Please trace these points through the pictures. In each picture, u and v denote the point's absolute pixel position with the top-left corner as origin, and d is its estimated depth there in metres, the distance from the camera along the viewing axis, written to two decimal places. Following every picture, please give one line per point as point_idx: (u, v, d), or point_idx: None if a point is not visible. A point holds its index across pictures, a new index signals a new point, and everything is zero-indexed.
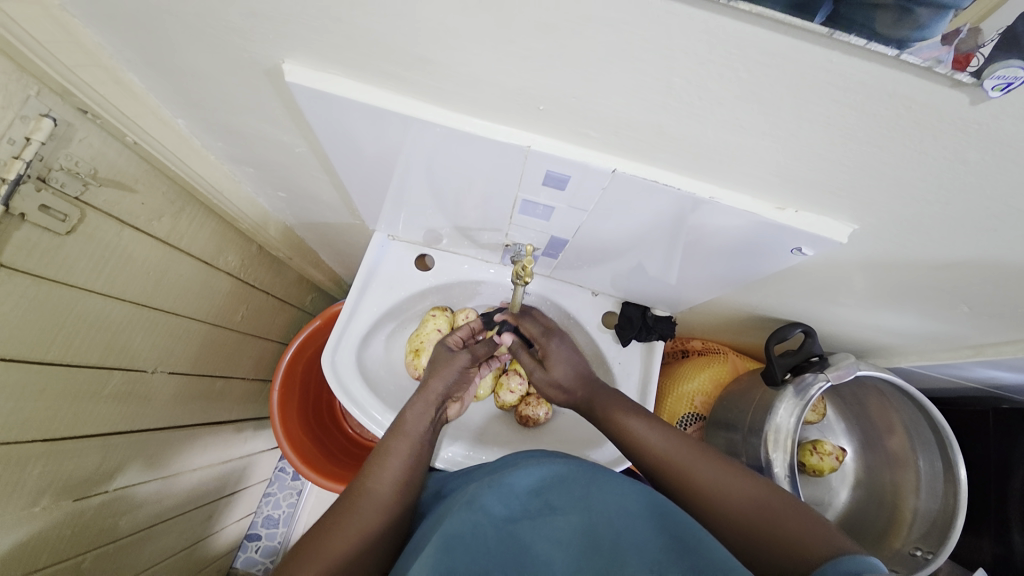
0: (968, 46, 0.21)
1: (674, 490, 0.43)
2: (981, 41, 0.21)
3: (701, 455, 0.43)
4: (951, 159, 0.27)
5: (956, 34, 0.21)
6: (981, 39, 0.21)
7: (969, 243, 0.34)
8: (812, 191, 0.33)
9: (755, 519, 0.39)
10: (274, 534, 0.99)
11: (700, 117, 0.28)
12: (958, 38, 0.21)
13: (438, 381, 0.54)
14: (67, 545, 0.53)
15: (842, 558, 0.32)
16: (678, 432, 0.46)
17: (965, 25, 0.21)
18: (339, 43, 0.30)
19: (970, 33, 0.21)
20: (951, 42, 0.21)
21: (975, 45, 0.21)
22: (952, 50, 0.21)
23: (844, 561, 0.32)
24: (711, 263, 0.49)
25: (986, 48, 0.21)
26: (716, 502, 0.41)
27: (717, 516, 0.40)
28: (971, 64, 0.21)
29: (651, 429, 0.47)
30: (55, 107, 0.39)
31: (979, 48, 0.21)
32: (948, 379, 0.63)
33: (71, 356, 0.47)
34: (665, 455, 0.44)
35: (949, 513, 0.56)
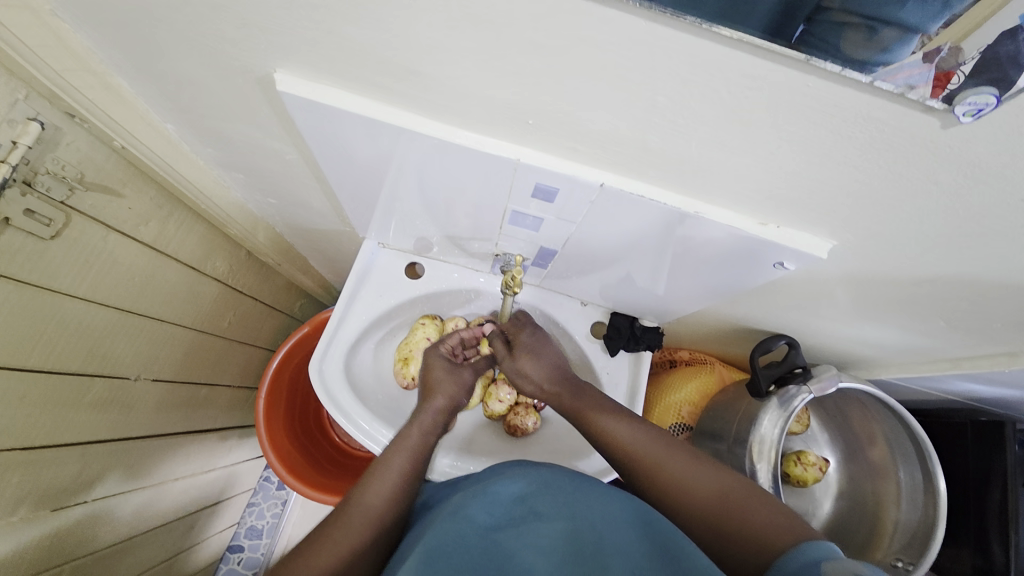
0: (948, 64, 0.21)
1: (642, 483, 0.43)
2: (961, 59, 0.21)
3: (671, 450, 0.44)
4: (926, 180, 0.27)
5: (936, 53, 0.21)
6: (961, 57, 0.21)
7: (943, 260, 0.35)
8: (793, 209, 0.34)
9: (720, 512, 0.38)
10: (257, 545, 0.97)
11: (684, 135, 0.29)
12: (937, 57, 0.21)
13: (442, 393, 0.56)
14: (44, 557, 0.52)
15: (805, 544, 0.33)
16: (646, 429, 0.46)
17: (945, 44, 0.21)
18: (331, 54, 0.31)
19: (950, 53, 0.21)
20: (932, 60, 0.21)
21: (956, 63, 0.21)
22: (932, 67, 0.21)
23: (806, 549, 0.32)
24: (698, 275, 0.49)
25: (966, 66, 0.21)
26: (685, 495, 0.40)
27: (682, 508, 0.40)
28: (951, 81, 0.21)
29: (621, 424, 0.47)
30: (43, 112, 0.39)
31: (959, 65, 0.21)
32: (928, 391, 0.64)
33: (53, 362, 0.47)
34: (633, 449, 0.45)
35: (929, 524, 0.57)
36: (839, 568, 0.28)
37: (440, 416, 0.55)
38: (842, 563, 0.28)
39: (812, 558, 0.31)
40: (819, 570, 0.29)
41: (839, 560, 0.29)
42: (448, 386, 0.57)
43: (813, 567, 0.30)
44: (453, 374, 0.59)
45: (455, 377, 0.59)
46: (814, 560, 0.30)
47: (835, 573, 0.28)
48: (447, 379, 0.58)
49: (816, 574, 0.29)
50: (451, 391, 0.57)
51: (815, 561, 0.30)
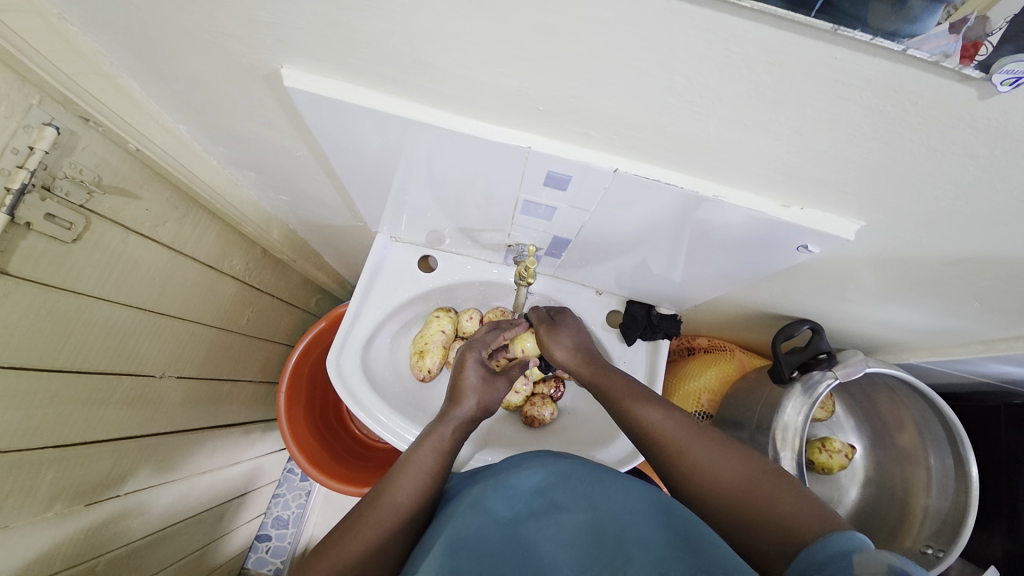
0: (976, 34, 0.20)
1: (670, 470, 0.43)
2: (989, 29, 0.20)
3: (697, 436, 0.43)
4: (960, 154, 0.26)
5: (962, 23, 0.20)
6: (989, 27, 0.20)
7: (977, 239, 0.33)
8: (816, 189, 0.33)
9: (746, 500, 0.37)
10: (284, 535, 0.99)
11: (701, 115, 0.28)
12: (964, 27, 0.20)
13: (476, 396, 0.56)
14: (79, 550, 0.53)
15: (831, 537, 0.31)
16: (676, 414, 0.46)
17: (971, 13, 0.20)
18: (337, 47, 0.30)
19: (978, 21, 0.20)
20: (958, 30, 0.20)
21: (983, 32, 0.20)
22: (959, 38, 0.20)
23: (835, 539, 0.30)
24: (716, 261, 0.48)
25: (994, 37, 0.20)
26: (713, 488, 0.40)
27: (711, 497, 0.40)
28: (980, 52, 0.20)
29: (649, 411, 0.47)
30: (58, 116, 0.39)
31: (987, 35, 0.20)
32: (959, 374, 0.62)
33: (80, 362, 0.48)
34: (662, 437, 0.44)
35: (960, 510, 0.55)
36: (869, 562, 0.27)
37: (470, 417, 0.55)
38: (873, 555, 0.27)
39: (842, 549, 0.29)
40: (848, 562, 0.28)
41: (866, 553, 0.28)
42: (482, 389, 0.57)
43: (842, 559, 0.28)
44: (488, 378, 0.58)
45: (490, 382, 0.58)
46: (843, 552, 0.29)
47: (866, 567, 0.26)
48: (481, 384, 0.57)
49: (845, 567, 0.27)
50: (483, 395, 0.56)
51: (845, 553, 0.29)
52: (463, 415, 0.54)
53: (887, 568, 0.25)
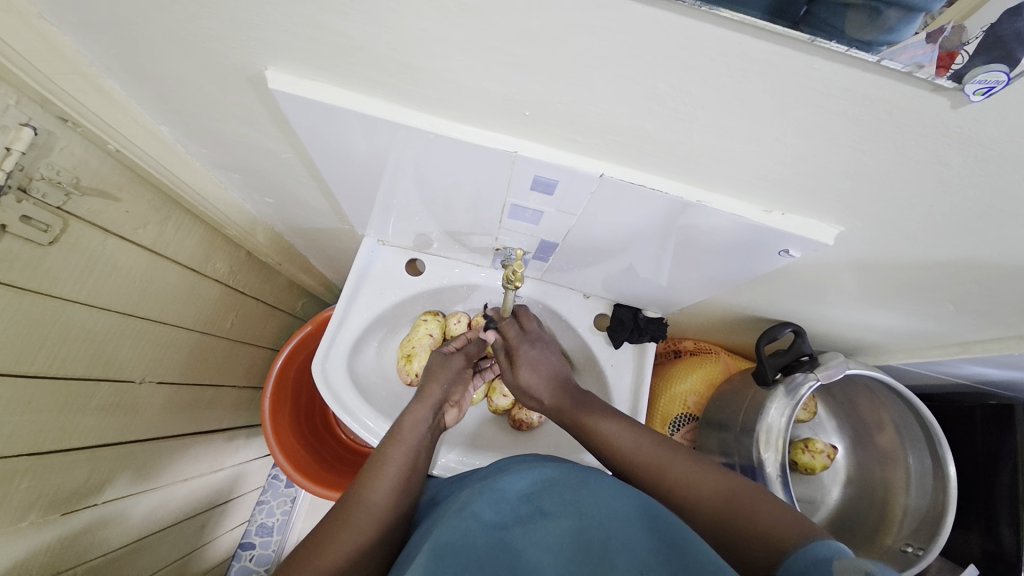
0: (952, 44, 0.21)
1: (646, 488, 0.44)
2: (965, 38, 0.21)
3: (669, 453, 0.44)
4: (936, 161, 0.27)
5: (939, 33, 0.21)
6: (964, 36, 0.21)
7: (952, 244, 0.34)
8: (797, 195, 0.33)
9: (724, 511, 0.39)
10: (268, 542, 0.98)
11: (685, 122, 0.28)
12: (941, 37, 0.21)
13: (436, 384, 0.56)
14: (53, 562, 0.52)
15: (810, 543, 0.32)
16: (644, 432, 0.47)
17: (948, 23, 0.21)
18: (324, 50, 0.30)
19: (953, 31, 0.21)
20: (935, 40, 0.21)
21: (959, 42, 0.21)
22: (936, 48, 0.21)
23: (814, 547, 0.31)
24: (701, 265, 0.49)
25: (970, 46, 0.20)
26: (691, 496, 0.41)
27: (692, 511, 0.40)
28: (956, 61, 0.21)
29: (618, 427, 0.48)
30: (35, 116, 0.38)
31: (963, 45, 0.21)
32: (936, 375, 0.63)
33: (57, 368, 0.47)
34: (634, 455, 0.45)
35: (938, 510, 0.57)
36: (848, 567, 0.27)
37: (434, 407, 0.55)
38: (852, 561, 0.27)
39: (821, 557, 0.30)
40: (828, 568, 0.28)
41: (844, 560, 0.28)
42: (438, 372, 0.57)
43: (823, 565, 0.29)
44: (445, 362, 0.58)
45: (446, 365, 0.58)
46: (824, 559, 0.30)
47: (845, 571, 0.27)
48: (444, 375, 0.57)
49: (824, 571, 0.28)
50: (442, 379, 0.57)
51: (823, 559, 0.30)
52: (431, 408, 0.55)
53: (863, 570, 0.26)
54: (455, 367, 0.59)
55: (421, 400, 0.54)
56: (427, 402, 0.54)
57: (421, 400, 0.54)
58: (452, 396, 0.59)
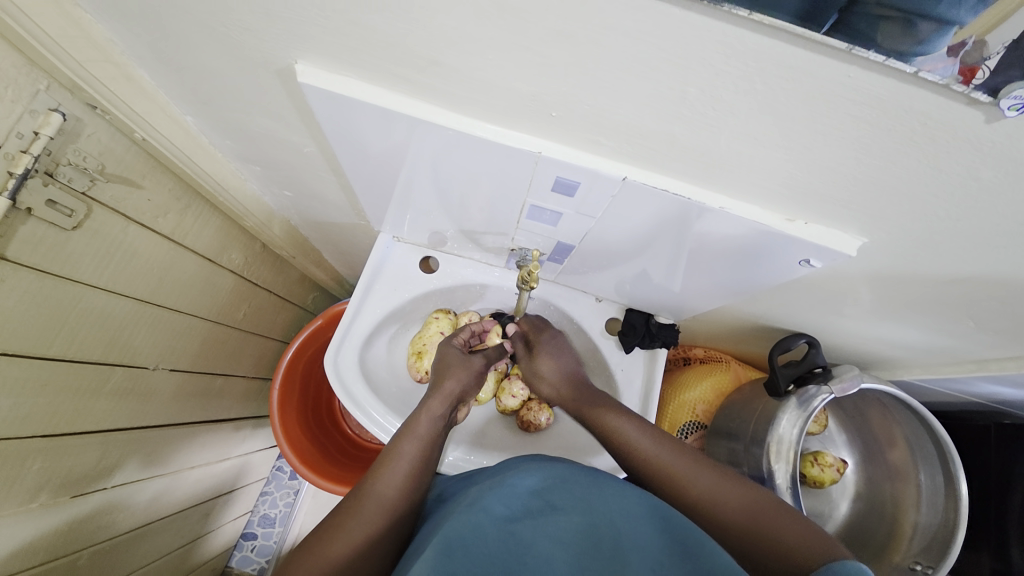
0: (973, 59, 0.21)
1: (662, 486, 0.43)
2: (986, 54, 0.21)
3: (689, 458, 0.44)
4: (966, 175, 0.26)
5: (960, 47, 0.21)
6: (986, 51, 0.21)
7: (975, 259, 0.34)
8: (820, 204, 0.33)
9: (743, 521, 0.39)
10: (270, 533, 0.99)
11: (713, 128, 0.28)
12: (962, 51, 0.21)
13: (453, 380, 0.56)
14: (61, 543, 0.52)
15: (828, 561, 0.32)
16: (667, 437, 0.46)
17: (971, 37, 0.21)
18: (354, 45, 0.30)
19: (975, 46, 0.21)
20: (956, 54, 0.21)
21: (980, 58, 0.21)
22: (956, 62, 0.21)
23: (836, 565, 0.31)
24: (717, 273, 0.49)
25: (991, 61, 0.21)
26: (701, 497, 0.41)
27: (710, 517, 0.40)
28: (975, 77, 0.21)
29: (639, 427, 0.47)
30: (64, 103, 0.39)
31: (984, 60, 0.21)
32: (950, 392, 0.63)
33: (74, 351, 0.47)
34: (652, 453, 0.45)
35: (949, 529, 0.56)
36: None
37: (449, 404, 0.55)
38: None
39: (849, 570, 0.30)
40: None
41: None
42: (457, 371, 0.57)
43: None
44: (465, 361, 0.59)
45: (466, 365, 0.58)
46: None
47: None
48: (462, 369, 0.58)
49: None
50: (462, 378, 0.57)
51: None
52: (446, 399, 0.55)
53: None
54: (474, 368, 0.59)
55: (437, 396, 0.54)
56: (444, 399, 0.54)
57: (437, 396, 0.54)
58: (469, 395, 0.59)
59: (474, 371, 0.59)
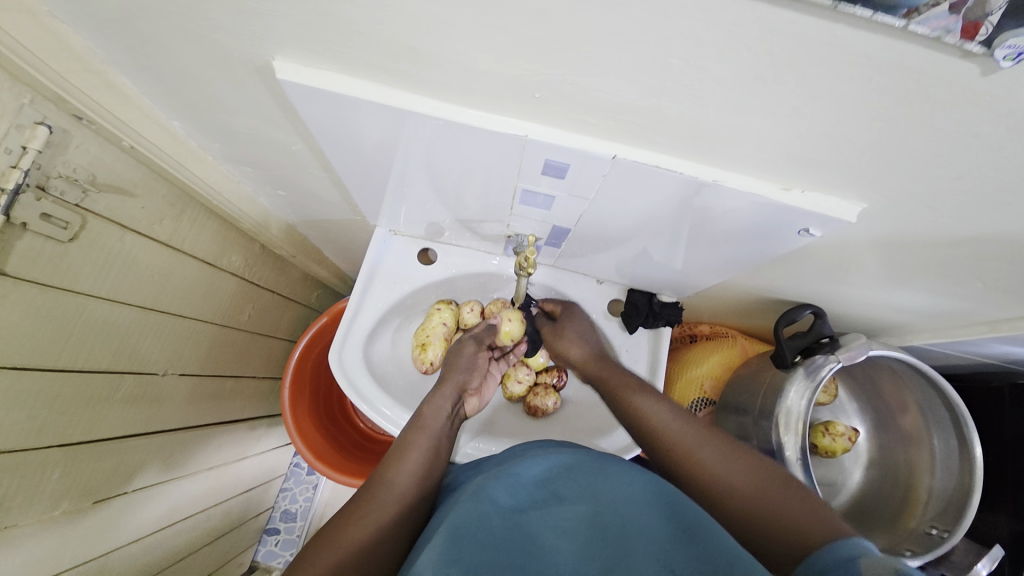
0: (975, 15, 0.20)
1: (675, 469, 0.43)
2: (988, 8, 0.20)
3: (707, 438, 0.44)
4: (965, 133, 0.26)
5: (963, 3, 0.19)
6: (988, 6, 0.20)
7: (983, 218, 0.33)
8: (817, 171, 0.32)
9: (757, 506, 0.38)
10: (293, 528, 1.01)
11: (700, 99, 0.27)
12: (964, 7, 0.19)
13: (455, 372, 0.60)
14: (90, 545, 0.54)
15: (837, 542, 0.32)
16: (686, 415, 0.47)
17: None
18: (327, 37, 0.30)
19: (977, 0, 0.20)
20: (958, 10, 0.20)
21: (983, 12, 0.20)
22: (960, 18, 0.20)
23: (839, 546, 0.32)
24: (719, 248, 0.48)
25: (994, 16, 0.20)
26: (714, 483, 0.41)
27: (720, 499, 0.40)
28: (980, 33, 0.20)
29: (663, 409, 0.48)
30: (49, 115, 0.39)
31: (987, 15, 0.20)
32: (962, 356, 0.62)
33: (81, 362, 0.48)
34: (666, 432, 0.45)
35: (964, 492, 0.56)
36: (875, 565, 0.28)
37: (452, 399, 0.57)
38: (881, 559, 0.28)
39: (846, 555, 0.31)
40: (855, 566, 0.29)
41: (873, 559, 0.29)
42: (458, 364, 0.61)
43: (849, 563, 0.30)
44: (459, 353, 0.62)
45: (462, 356, 0.62)
46: (846, 557, 0.30)
47: (874, 568, 0.28)
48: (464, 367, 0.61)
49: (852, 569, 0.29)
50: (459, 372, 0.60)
51: (850, 558, 0.30)
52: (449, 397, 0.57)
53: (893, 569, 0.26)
54: (468, 357, 0.62)
55: (441, 392, 0.57)
56: (446, 394, 0.57)
57: (441, 392, 0.57)
58: (471, 385, 0.62)
59: (468, 360, 0.62)
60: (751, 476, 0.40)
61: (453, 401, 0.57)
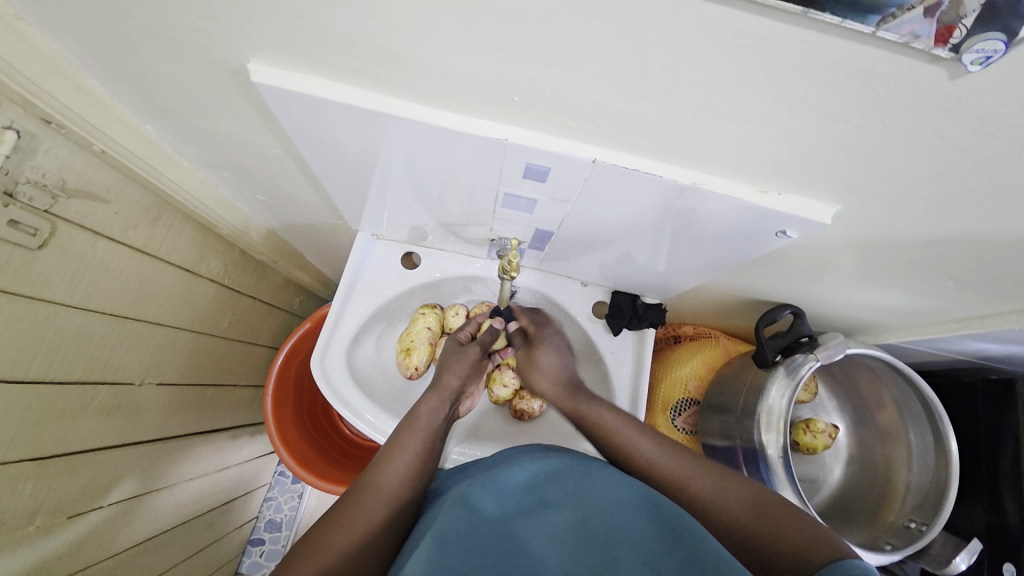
0: (950, 18, 0.20)
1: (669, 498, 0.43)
2: (963, 12, 0.20)
3: (697, 466, 0.44)
4: (933, 135, 0.26)
5: (937, 7, 0.20)
6: (962, 10, 0.20)
7: (952, 218, 0.34)
8: (792, 173, 0.33)
9: (754, 529, 0.39)
10: (277, 538, 0.99)
11: (677, 103, 0.28)
12: (939, 11, 0.20)
13: (452, 374, 0.59)
14: (65, 562, 0.52)
15: (837, 560, 0.33)
16: (671, 442, 0.47)
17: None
18: (304, 39, 0.29)
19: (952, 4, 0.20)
20: (933, 13, 0.20)
21: (957, 16, 0.20)
22: (934, 22, 0.20)
23: (841, 563, 0.32)
24: (701, 249, 0.48)
25: (968, 20, 0.20)
26: (702, 500, 0.41)
27: (717, 525, 0.40)
28: (952, 38, 0.20)
29: (646, 440, 0.47)
30: (18, 120, 0.37)
31: (961, 19, 0.20)
32: (936, 352, 0.63)
33: (53, 373, 0.46)
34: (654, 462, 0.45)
35: (941, 486, 0.57)
36: None
37: (448, 398, 0.56)
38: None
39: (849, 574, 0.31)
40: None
41: None
42: (456, 364, 0.60)
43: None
44: (459, 353, 0.61)
45: (462, 356, 0.61)
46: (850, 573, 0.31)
47: None
48: (464, 366, 0.60)
49: None
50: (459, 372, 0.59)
51: (851, 574, 0.30)
52: (445, 397, 0.56)
53: None
54: (468, 358, 0.61)
55: (437, 392, 0.56)
56: (441, 395, 0.56)
57: (436, 392, 0.56)
58: (468, 386, 0.61)
59: (468, 360, 0.61)
60: (740, 496, 0.41)
61: (449, 400, 0.56)
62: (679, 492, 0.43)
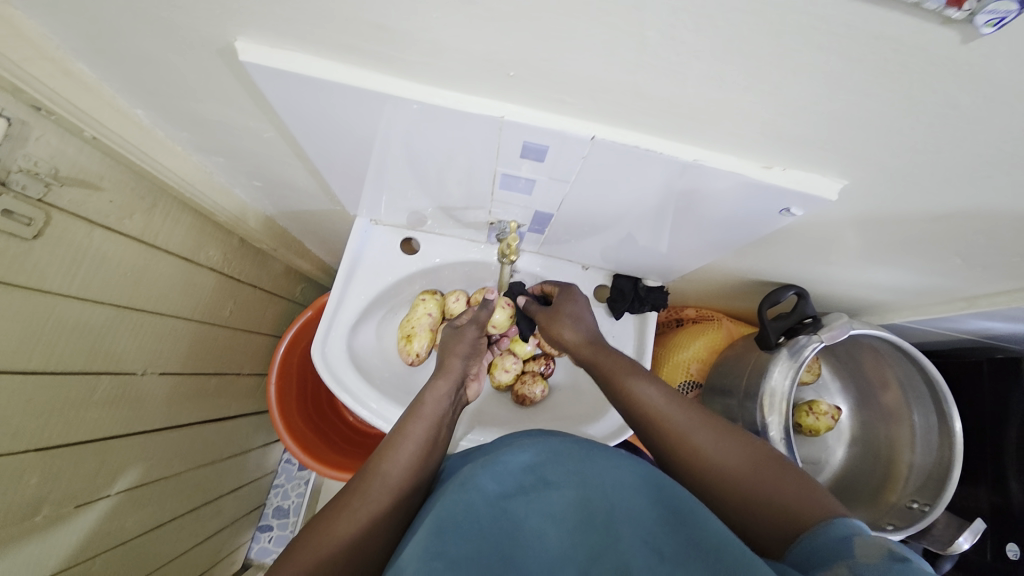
0: None
1: (668, 456, 0.43)
2: None
3: (702, 423, 0.42)
4: (943, 104, 0.25)
5: None
6: None
7: (960, 192, 0.33)
8: (798, 148, 0.32)
9: (750, 487, 0.38)
10: (285, 523, 1.00)
11: (677, 75, 0.27)
12: None
13: (456, 359, 0.56)
14: (77, 550, 0.53)
15: (828, 523, 0.33)
16: (678, 400, 0.45)
17: None
18: (292, 17, 0.28)
19: None
20: None
21: None
22: None
23: (833, 528, 0.33)
24: (703, 229, 0.48)
25: None
26: (704, 461, 0.40)
27: (713, 484, 0.40)
28: (966, 2, 0.19)
29: (653, 398, 0.44)
30: (7, 106, 0.37)
31: None
32: (942, 332, 0.63)
33: (54, 364, 0.46)
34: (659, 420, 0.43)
35: (946, 465, 0.57)
36: (867, 543, 0.29)
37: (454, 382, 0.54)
38: (871, 539, 0.30)
39: (840, 534, 0.32)
40: (849, 543, 0.30)
41: (868, 538, 0.30)
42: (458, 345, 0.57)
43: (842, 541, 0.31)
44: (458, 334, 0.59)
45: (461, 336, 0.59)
46: (845, 535, 0.31)
47: (865, 548, 0.29)
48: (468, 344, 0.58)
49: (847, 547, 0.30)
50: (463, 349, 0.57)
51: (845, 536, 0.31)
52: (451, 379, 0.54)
53: (886, 551, 0.27)
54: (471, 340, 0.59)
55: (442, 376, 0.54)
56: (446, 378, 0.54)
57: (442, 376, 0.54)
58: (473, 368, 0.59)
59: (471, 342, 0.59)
60: (746, 455, 0.40)
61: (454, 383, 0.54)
62: (679, 450, 0.42)
